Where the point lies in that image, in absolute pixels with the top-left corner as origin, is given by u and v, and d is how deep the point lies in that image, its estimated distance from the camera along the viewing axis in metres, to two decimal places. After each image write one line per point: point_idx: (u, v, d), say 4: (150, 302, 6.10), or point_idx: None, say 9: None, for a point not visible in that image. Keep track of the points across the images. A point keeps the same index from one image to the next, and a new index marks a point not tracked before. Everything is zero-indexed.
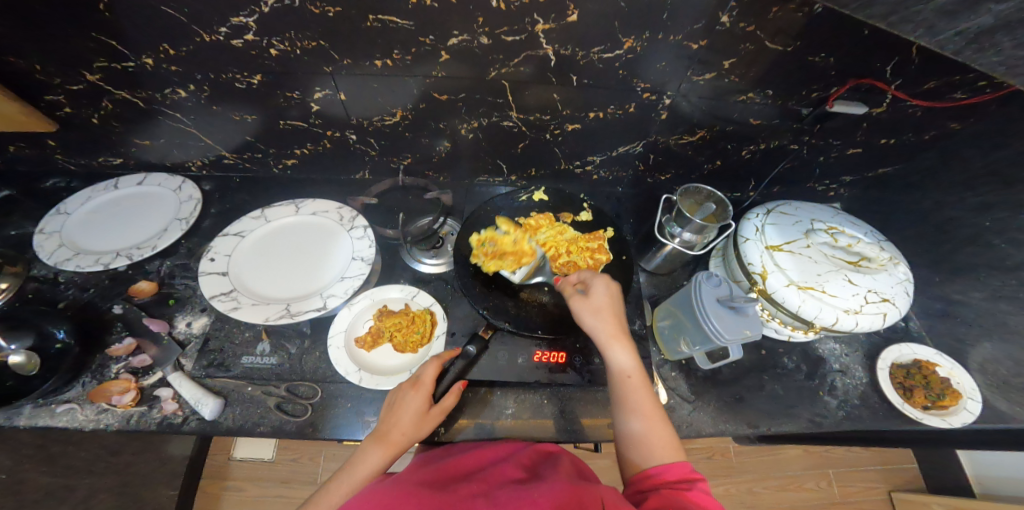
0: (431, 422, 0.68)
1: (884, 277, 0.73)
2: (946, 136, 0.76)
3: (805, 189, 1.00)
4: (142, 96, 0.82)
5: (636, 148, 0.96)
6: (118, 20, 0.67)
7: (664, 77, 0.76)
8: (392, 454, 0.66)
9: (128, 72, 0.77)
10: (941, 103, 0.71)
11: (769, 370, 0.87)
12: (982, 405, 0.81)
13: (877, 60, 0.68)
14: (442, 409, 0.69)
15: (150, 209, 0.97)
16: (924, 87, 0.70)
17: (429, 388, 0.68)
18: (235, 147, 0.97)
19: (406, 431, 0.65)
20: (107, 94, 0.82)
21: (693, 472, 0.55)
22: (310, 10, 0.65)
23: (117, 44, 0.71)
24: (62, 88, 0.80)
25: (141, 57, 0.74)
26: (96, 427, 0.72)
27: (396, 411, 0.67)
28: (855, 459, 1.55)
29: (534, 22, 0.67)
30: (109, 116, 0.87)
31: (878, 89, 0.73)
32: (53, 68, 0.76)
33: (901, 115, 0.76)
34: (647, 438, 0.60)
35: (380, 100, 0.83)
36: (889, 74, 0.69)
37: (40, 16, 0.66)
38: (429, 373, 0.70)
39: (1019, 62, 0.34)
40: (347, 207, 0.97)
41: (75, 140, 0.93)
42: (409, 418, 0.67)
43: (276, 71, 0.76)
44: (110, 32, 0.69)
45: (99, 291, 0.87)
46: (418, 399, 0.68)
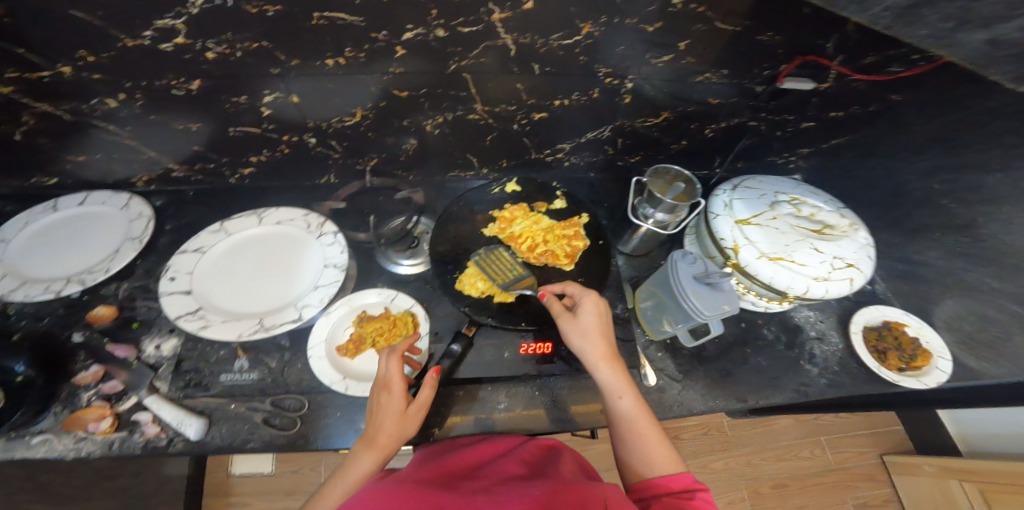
0: (412, 421, 0.64)
1: (847, 244, 0.75)
2: (889, 109, 0.77)
3: (767, 162, 1.01)
4: (67, 109, 0.78)
5: (603, 133, 0.95)
6: (22, 25, 0.63)
7: (625, 61, 0.76)
8: (383, 458, 0.63)
9: (44, 82, 0.73)
10: (882, 76, 0.72)
11: (752, 343, 0.89)
12: (952, 362, 0.84)
13: (819, 37, 0.68)
14: (421, 404, 0.65)
15: (100, 230, 0.94)
16: (865, 62, 0.70)
17: (400, 386, 0.64)
18: (186, 158, 0.93)
19: (390, 434, 0.62)
20: (25, 107, 0.77)
21: (695, 481, 0.56)
22: (247, 10, 0.63)
23: (26, 52, 0.67)
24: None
25: (59, 66, 0.70)
26: (77, 455, 0.71)
27: (375, 413, 0.64)
28: (845, 424, 1.61)
29: (489, 12, 0.65)
30: (35, 132, 0.83)
31: (823, 65, 0.73)
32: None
33: (848, 89, 0.77)
34: (645, 452, 0.60)
35: (337, 100, 0.81)
36: (830, 50, 0.70)
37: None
38: (395, 370, 0.66)
39: (948, 33, 0.34)
40: (314, 214, 0.95)
41: (6, 161, 0.88)
42: (390, 419, 0.63)
43: (218, 75, 0.73)
44: (16, 40, 0.65)
45: (56, 319, 0.85)
46: (392, 400, 0.64)
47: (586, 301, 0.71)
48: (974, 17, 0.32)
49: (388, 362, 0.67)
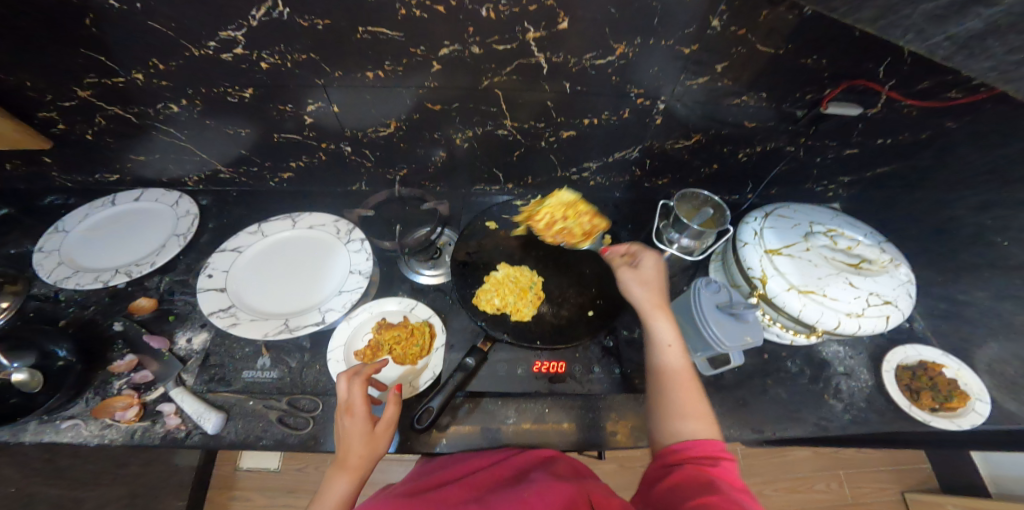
0: (383, 438, 0.63)
1: (885, 279, 0.73)
2: (942, 136, 0.75)
3: (803, 189, 0.99)
4: (134, 112, 0.83)
5: (631, 153, 0.95)
6: (105, 35, 0.68)
7: (658, 82, 0.76)
8: (359, 479, 0.60)
9: (118, 87, 0.78)
10: (936, 102, 0.70)
11: (773, 374, 0.86)
12: (991, 405, 0.79)
13: (867, 61, 0.67)
14: (389, 422, 0.64)
15: (147, 225, 0.99)
16: (918, 87, 0.69)
17: (362, 408, 0.63)
18: (231, 161, 0.97)
19: (361, 454, 0.60)
20: (98, 110, 0.83)
21: (721, 450, 0.56)
22: (300, 23, 0.66)
23: (107, 59, 0.72)
24: (54, 105, 0.81)
25: (131, 73, 0.75)
26: (100, 442, 0.73)
27: (342, 438, 0.62)
28: (864, 460, 1.53)
29: (525, 30, 0.67)
30: (105, 132, 0.88)
31: (871, 90, 0.72)
32: (44, 85, 0.77)
33: (896, 115, 0.75)
34: (683, 417, 0.61)
35: (374, 111, 0.84)
36: (881, 75, 0.68)
37: (33, 34, 0.67)
38: (358, 393, 0.64)
39: (1012, 67, 0.33)
40: (344, 220, 0.97)
41: (74, 157, 0.94)
42: (357, 440, 0.61)
43: (269, 84, 0.77)
44: (98, 48, 0.70)
45: (100, 307, 0.88)
46: (356, 421, 0.62)
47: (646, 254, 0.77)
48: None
49: (350, 386, 0.64)
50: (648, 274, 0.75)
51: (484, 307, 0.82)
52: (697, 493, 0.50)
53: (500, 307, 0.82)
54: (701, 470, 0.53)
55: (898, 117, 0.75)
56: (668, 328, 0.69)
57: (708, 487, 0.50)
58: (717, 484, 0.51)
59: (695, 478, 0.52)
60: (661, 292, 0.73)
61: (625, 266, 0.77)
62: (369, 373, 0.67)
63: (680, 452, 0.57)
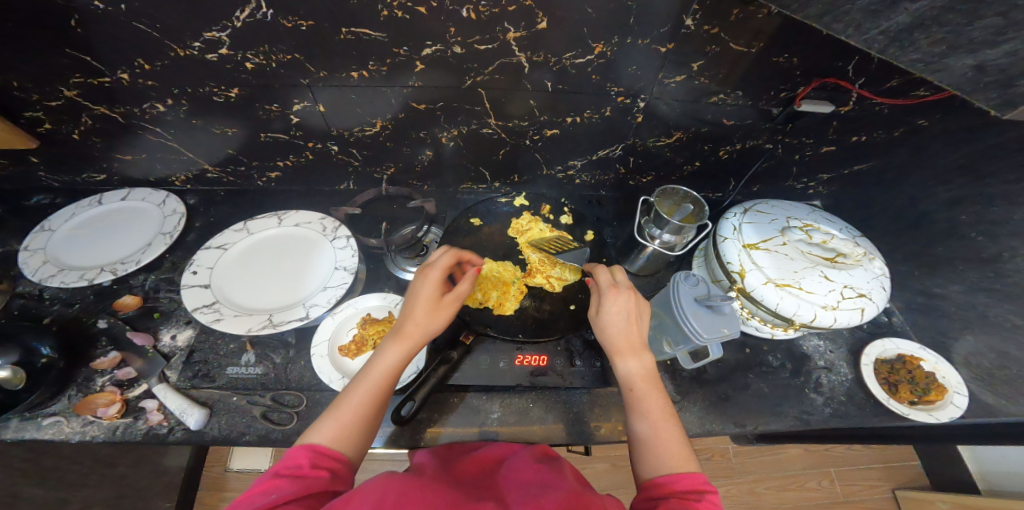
0: (445, 312, 0.66)
1: (860, 273, 0.74)
2: (915, 133, 0.77)
3: (785, 187, 1.01)
4: (121, 111, 0.84)
5: (615, 151, 0.97)
6: (92, 36, 0.69)
7: (637, 81, 0.78)
8: (410, 352, 0.63)
9: (105, 87, 0.79)
10: (906, 100, 0.72)
11: (754, 368, 0.87)
12: (968, 398, 0.80)
13: (838, 60, 0.68)
14: (455, 299, 0.67)
15: (135, 224, 0.99)
16: (887, 86, 0.70)
17: (437, 273, 0.67)
18: (219, 160, 0.98)
19: (418, 322, 0.64)
20: (85, 109, 0.84)
21: (705, 482, 0.54)
22: (284, 24, 0.67)
23: (93, 59, 0.73)
24: (40, 105, 0.82)
25: (118, 73, 0.76)
26: (82, 439, 0.73)
27: (409, 304, 0.66)
28: (855, 457, 1.54)
29: (505, 30, 0.69)
30: (91, 132, 0.89)
31: (843, 88, 0.74)
32: (31, 84, 0.78)
33: (869, 112, 0.77)
34: (668, 451, 0.57)
35: (359, 110, 0.85)
36: (851, 74, 0.70)
37: (20, 34, 0.68)
38: (441, 260, 0.69)
39: (937, 58, 0.34)
40: (330, 218, 0.98)
41: (60, 157, 0.95)
42: (422, 308, 0.65)
43: (255, 84, 0.78)
44: (85, 48, 0.71)
45: (85, 305, 0.89)
46: (428, 287, 0.66)
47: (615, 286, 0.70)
48: (961, 43, 0.32)
49: (441, 254, 0.71)
50: (625, 305, 0.68)
51: (468, 301, 0.83)
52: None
53: (484, 302, 0.84)
54: (688, 506, 0.50)
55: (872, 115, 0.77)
56: (646, 359, 0.65)
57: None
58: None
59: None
60: (640, 321, 0.68)
61: (605, 294, 0.69)
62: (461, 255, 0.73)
63: (666, 486, 0.53)
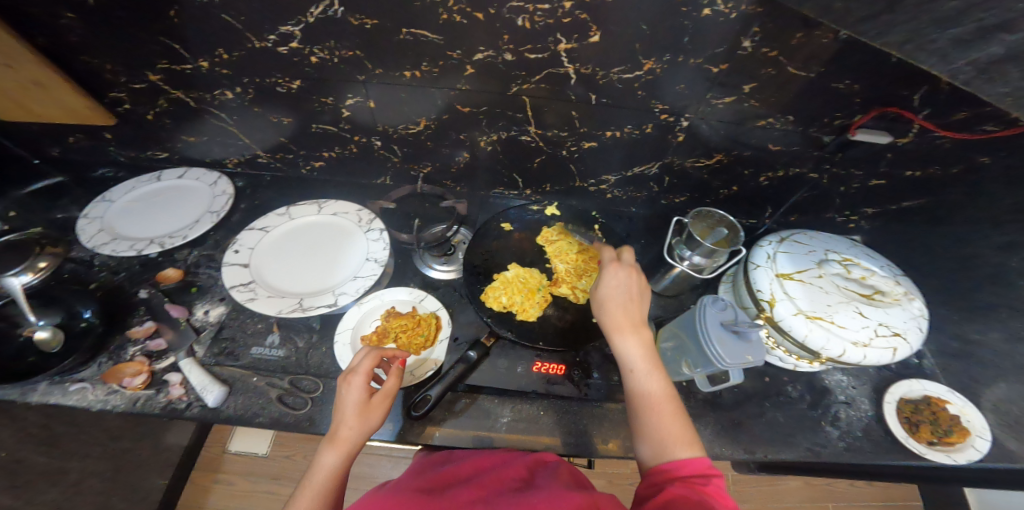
0: (378, 410, 0.62)
1: (896, 312, 0.72)
2: (975, 171, 0.74)
3: (822, 219, 0.99)
4: (194, 96, 0.88)
5: (651, 169, 0.97)
6: (185, 26, 0.72)
7: (683, 99, 0.78)
8: (349, 453, 0.60)
9: (185, 74, 0.82)
10: (972, 134, 0.69)
11: (772, 397, 0.85)
12: (992, 444, 0.79)
13: (903, 89, 0.67)
14: (387, 394, 0.64)
15: (184, 200, 1.02)
16: (954, 118, 0.68)
17: (363, 377, 0.63)
18: (269, 147, 1.01)
19: (352, 427, 0.60)
20: (164, 93, 0.87)
21: (710, 466, 0.54)
22: (350, 22, 0.70)
23: (181, 47, 0.77)
24: (126, 86, 0.86)
25: (200, 60, 0.79)
26: (102, 407, 0.74)
27: (337, 409, 0.62)
28: (856, 494, 1.48)
29: (557, 41, 0.70)
30: (165, 113, 0.93)
31: (904, 118, 0.72)
32: (121, 68, 0.81)
33: (928, 146, 0.75)
34: (670, 435, 0.58)
35: (407, 109, 0.87)
36: (915, 102, 0.69)
37: (118, 21, 0.72)
38: (365, 363, 0.64)
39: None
40: (366, 210, 1.00)
41: (130, 135, 0.99)
42: (352, 412, 0.61)
43: (314, 76, 0.81)
44: (176, 36, 0.74)
45: (130, 274, 0.91)
46: (354, 392, 0.62)
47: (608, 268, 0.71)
48: None
49: (362, 356, 0.66)
50: (622, 280, 0.70)
51: (492, 304, 0.83)
52: (691, 508, 0.48)
53: (508, 306, 0.83)
54: (693, 489, 0.51)
55: (929, 149, 0.75)
56: (645, 337, 0.65)
57: (702, 503, 0.49)
58: (711, 500, 0.49)
59: (689, 493, 0.51)
60: (638, 303, 0.68)
61: (605, 269, 0.71)
62: (385, 351, 0.68)
63: (670, 472, 0.54)
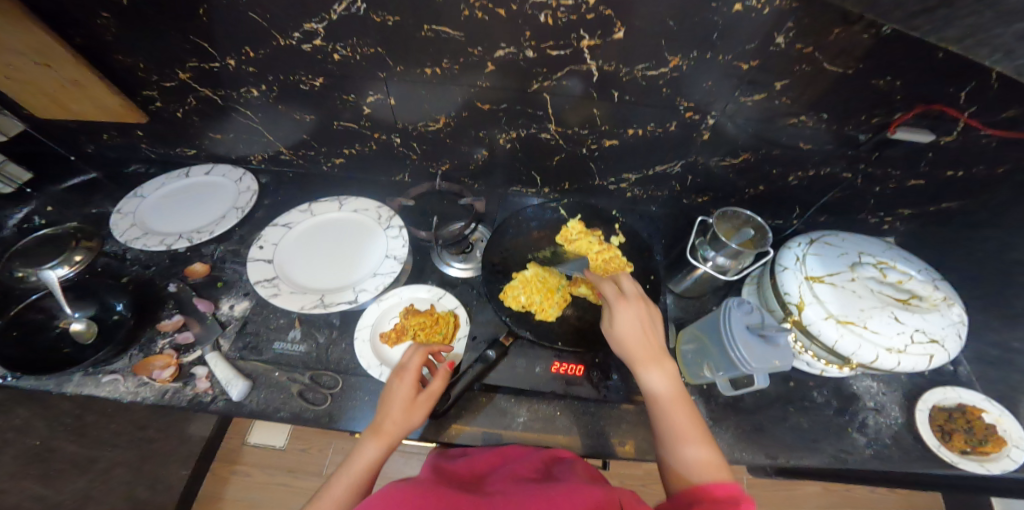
0: (420, 409, 0.65)
1: (934, 317, 0.69)
2: (1020, 172, 0.71)
3: (852, 219, 0.96)
4: (221, 94, 0.89)
5: (674, 167, 0.95)
6: (214, 23, 0.73)
7: (710, 97, 0.76)
8: (388, 446, 0.63)
9: (213, 72, 0.84)
10: (1022, 133, 0.66)
11: (796, 402, 0.83)
12: None
13: (951, 85, 0.64)
14: (430, 396, 0.67)
15: (211, 197, 1.05)
16: (1003, 115, 0.65)
17: (413, 374, 0.66)
18: (291, 144, 1.03)
19: (396, 421, 0.63)
20: (193, 92, 0.89)
21: (740, 491, 0.50)
22: (373, 19, 0.70)
23: (209, 46, 0.78)
24: (157, 84, 0.88)
25: (226, 58, 0.80)
26: (134, 399, 0.76)
27: (385, 401, 0.65)
28: (878, 503, 1.44)
29: (581, 37, 0.69)
30: (193, 111, 0.95)
31: (948, 116, 0.69)
32: (154, 67, 0.83)
33: (971, 145, 0.71)
34: (700, 466, 0.55)
35: (428, 106, 0.87)
36: (962, 101, 0.65)
37: (150, 20, 0.73)
38: (413, 360, 0.68)
39: None
40: (386, 207, 1.00)
41: (160, 132, 1.02)
42: (398, 407, 0.64)
43: (337, 74, 0.81)
44: (204, 35, 0.76)
45: (160, 269, 0.94)
46: (402, 388, 0.65)
47: (619, 302, 0.69)
48: None
49: (410, 353, 0.70)
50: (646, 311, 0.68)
51: (512, 304, 0.83)
52: None
53: (528, 306, 0.83)
54: None
55: (973, 147, 0.71)
56: (670, 369, 0.64)
57: None
58: None
59: None
60: (654, 331, 0.67)
61: (614, 304, 0.69)
62: (432, 349, 0.71)
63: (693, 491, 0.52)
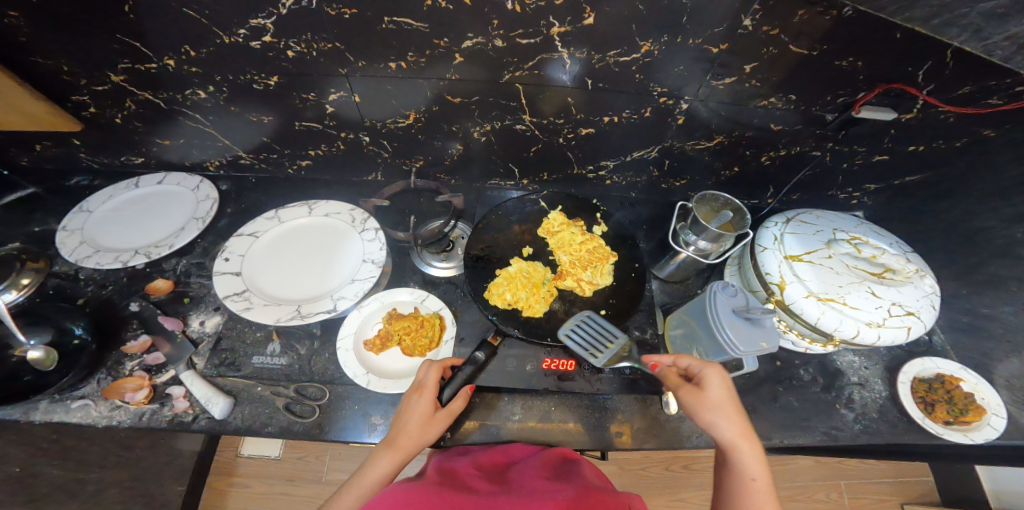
0: (437, 425, 0.67)
1: (909, 290, 0.71)
2: (979, 143, 0.72)
3: (827, 196, 0.96)
4: (163, 97, 0.84)
5: (650, 153, 0.94)
6: (143, 21, 0.68)
7: (682, 81, 0.75)
8: (401, 460, 0.64)
9: (151, 73, 0.78)
10: (976, 109, 0.67)
11: (784, 381, 0.84)
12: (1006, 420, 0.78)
13: (907, 65, 0.64)
14: (449, 413, 0.68)
15: (169, 207, 1.00)
16: (958, 92, 0.65)
17: (432, 392, 0.67)
18: (252, 147, 0.98)
19: (412, 436, 0.65)
20: (129, 94, 0.84)
21: None
22: (327, 12, 0.66)
23: (141, 44, 0.72)
24: (86, 88, 0.82)
25: (164, 58, 0.75)
26: (108, 423, 0.73)
27: (402, 415, 0.67)
28: (865, 467, 1.50)
29: (550, 24, 0.66)
30: (133, 116, 0.89)
31: (908, 95, 0.69)
32: (80, 69, 0.78)
33: (932, 121, 0.72)
34: None
35: (394, 102, 0.84)
36: (919, 79, 0.65)
37: (78, 19, 0.68)
38: (432, 377, 0.69)
39: None
40: (359, 209, 0.97)
41: (101, 139, 0.95)
42: (415, 422, 0.66)
43: (293, 72, 0.77)
44: (134, 32, 0.70)
45: (118, 287, 0.89)
46: (422, 404, 0.67)
47: (712, 375, 0.61)
48: None
49: (426, 368, 0.70)
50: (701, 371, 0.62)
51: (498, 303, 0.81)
52: None
53: (514, 303, 0.81)
54: None
55: (933, 124, 0.72)
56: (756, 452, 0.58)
57: None
58: None
59: None
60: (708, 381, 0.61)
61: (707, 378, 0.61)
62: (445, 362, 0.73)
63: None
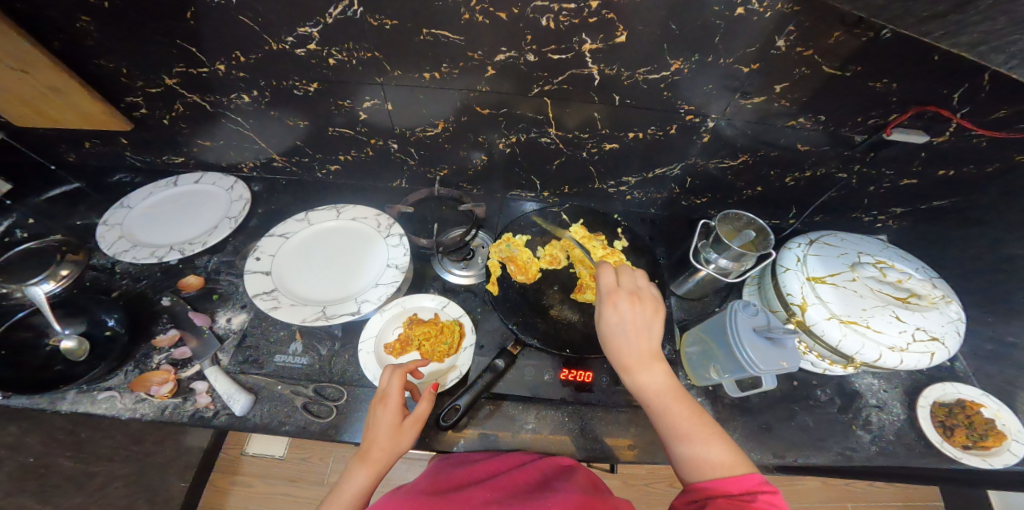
0: (408, 433, 0.64)
1: (934, 316, 0.70)
2: (1011, 169, 0.72)
3: (849, 218, 0.96)
4: (210, 100, 0.87)
5: (673, 170, 0.95)
6: (202, 28, 0.71)
7: (709, 100, 0.76)
8: (378, 473, 0.62)
9: (203, 78, 0.82)
10: (1011, 133, 0.67)
11: (801, 401, 0.83)
12: None
13: (943, 87, 0.64)
14: (417, 418, 0.65)
15: (202, 207, 1.02)
16: (993, 116, 0.65)
17: (396, 400, 0.65)
18: (285, 150, 1.01)
19: (384, 447, 0.62)
20: (180, 97, 0.87)
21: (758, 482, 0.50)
22: (370, 22, 0.68)
23: (197, 50, 0.76)
24: (141, 90, 0.86)
25: (216, 64, 0.78)
26: (133, 415, 0.74)
27: (370, 428, 0.64)
28: (876, 494, 1.46)
29: (582, 41, 0.68)
30: (180, 117, 0.92)
31: (941, 117, 0.69)
32: (135, 72, 0.81)
33: (964, 145, 0.72)
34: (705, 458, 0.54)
35: (424, 110, 0.86)
36: (954, 102, 0.66)
37: (136, 24, 0.71)
38: (395, 385, 0.66)
39: None
40: (385, 215, 0.99)
41: (147, 140, 0.99)
42: (384, 433, 0.63)
43: (332, 79, 0.80)
44: (191, 39, 0.74)
45: (151, 282, 0.92)
46: (388, 413, 0.64)
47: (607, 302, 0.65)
48: None
49: (389, 376, 0.67)
50: (644, 313, 0.64)
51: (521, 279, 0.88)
52: None
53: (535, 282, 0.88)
54: (736, 508, 0.47)
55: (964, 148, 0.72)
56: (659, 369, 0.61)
57: None
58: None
59: None
60: (648, 332, 0.63)
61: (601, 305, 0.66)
62: (409, 367, 0.69)
63: (714, 487, 0.51)
